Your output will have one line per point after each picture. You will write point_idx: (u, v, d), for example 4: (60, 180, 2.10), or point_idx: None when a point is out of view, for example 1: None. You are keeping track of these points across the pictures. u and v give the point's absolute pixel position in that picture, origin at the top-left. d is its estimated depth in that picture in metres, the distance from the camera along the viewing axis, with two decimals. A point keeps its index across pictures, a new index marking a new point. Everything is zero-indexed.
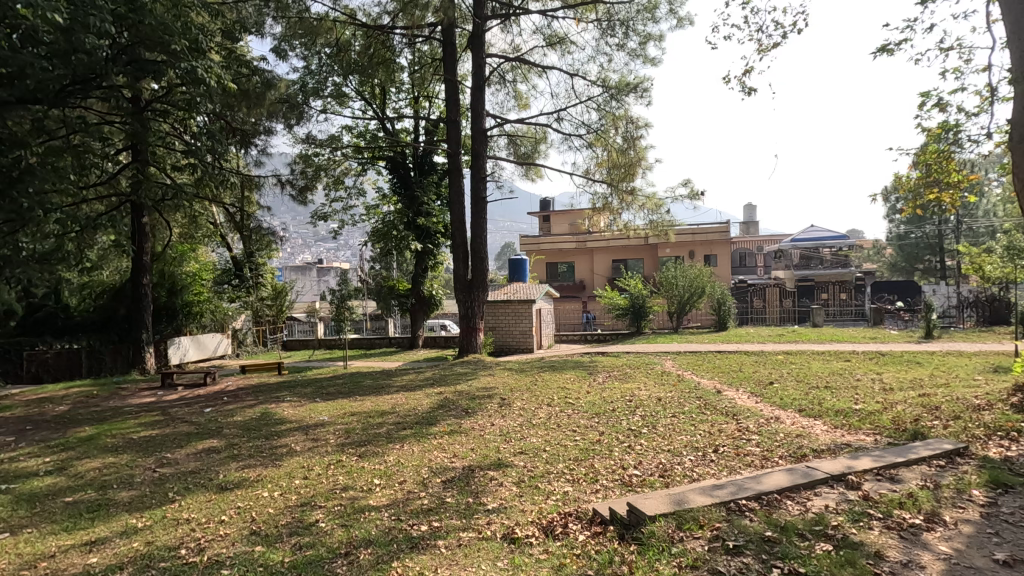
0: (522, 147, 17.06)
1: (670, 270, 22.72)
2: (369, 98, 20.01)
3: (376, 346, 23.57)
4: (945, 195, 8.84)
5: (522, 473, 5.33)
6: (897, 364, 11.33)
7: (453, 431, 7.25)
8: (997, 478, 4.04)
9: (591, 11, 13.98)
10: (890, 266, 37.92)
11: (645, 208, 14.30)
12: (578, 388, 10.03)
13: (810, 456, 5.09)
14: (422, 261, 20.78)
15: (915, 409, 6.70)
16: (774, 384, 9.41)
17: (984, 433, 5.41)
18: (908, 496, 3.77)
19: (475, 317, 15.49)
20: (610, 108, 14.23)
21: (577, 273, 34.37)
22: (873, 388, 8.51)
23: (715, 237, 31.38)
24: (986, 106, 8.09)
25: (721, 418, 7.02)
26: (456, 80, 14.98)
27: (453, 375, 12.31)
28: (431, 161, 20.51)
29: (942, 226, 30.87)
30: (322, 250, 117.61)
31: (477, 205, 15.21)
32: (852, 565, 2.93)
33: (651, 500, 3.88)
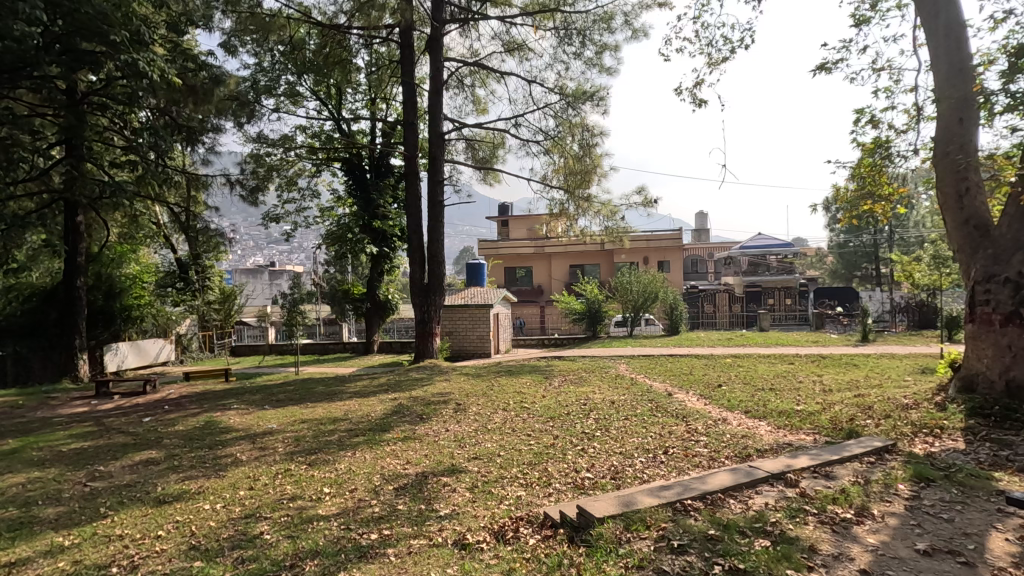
0: (480, 151, 17.06)
1: (625, 275, 23.20)
2: (325, 98, 19.63)
3: (329, 351, 23.00)
4: (878, 207, 9.38)
5: (476, 478, 5.31)
6: (836, 366, 11.94)
7: (407, 437, 7.16)
8: (921, 473, 4.30)
9: (548, 19, 14.14)
10: (831, 274, 39.94)
11: (600, 214, 14.54)
12: (534, 392, 10.09)
13: (754, 456, 5.28)
14: (377, 265, 20.47)
15: (850, 409, 7.06)
16: (723, 387, 9.73)
17: (911, 430, 5.76)
18: (841, 492, 3.97)
19: (431, 322, 15.35)
20: (567, 115, 14.45)
21: (536, 278, 34.63)
22: (814, 389, 8.91)
23: (669, 244, 32.27)
24: (914, 124, 8.64)
25: (672, 420, 7.20)
26: (413, 82, 14.85)
27: (409, 381, 12.15)
28: (388, 163, 20.21)
29: (877, 235, 32.81)
30: (275, 253, 114.19)
31: (434, 209, 15.08)
32: (788, 560, 3.07)
33: (601, 502, 3.93)
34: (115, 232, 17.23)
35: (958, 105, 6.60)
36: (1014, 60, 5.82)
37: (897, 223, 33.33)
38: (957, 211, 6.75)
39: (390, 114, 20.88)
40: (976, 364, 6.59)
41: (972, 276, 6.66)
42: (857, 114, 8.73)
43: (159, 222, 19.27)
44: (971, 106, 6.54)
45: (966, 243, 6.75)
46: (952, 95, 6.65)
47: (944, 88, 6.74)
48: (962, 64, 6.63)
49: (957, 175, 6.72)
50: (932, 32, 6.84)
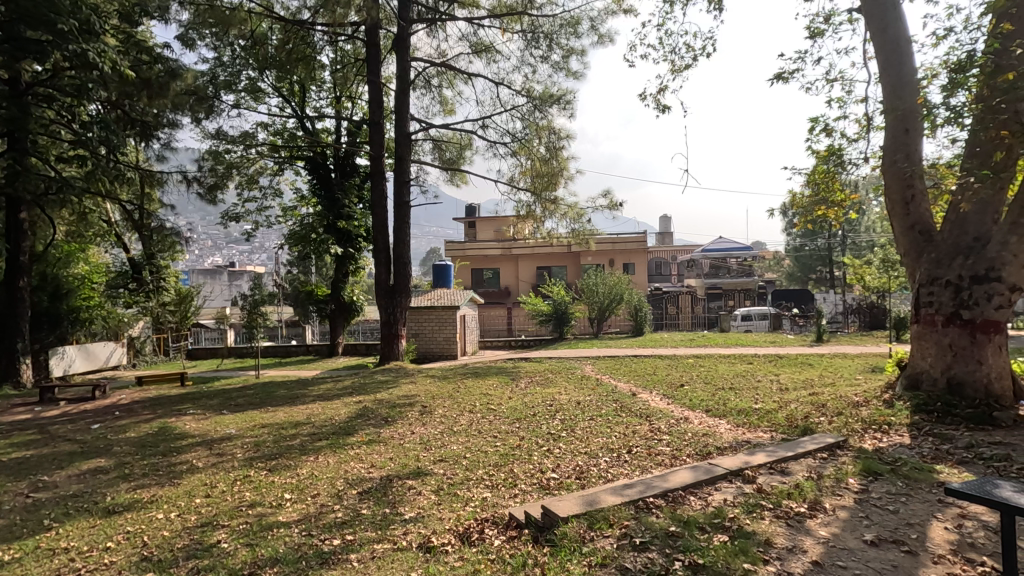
0: (447, 152, 16.99)
1: (591, 277, 23.46)
2: (288, 95, 19.19)
3: (291, 354, 22.46)
4: (832, 212, 9.75)
5: (442, 481, 5.28)
6: (792, 365, 12.38)
7: (372, 440, 7.06)
8: (870, 467, 4.50)
9: (516, 22, 14.22)
10: (788, 277, 41.40)
11: (567, 217, 14.67)
12: (500, 394, 10.08)
13: (714, 454, 5.42)
14: (342, 266, 20.12)
15: (805, 407, 7.33)
16: (686, 386, 9.95)
17: (861, 426, 6.02)
18: (795, 487, 4.11)
19: (397, 324, 15.18)
20: (534, 118, 14.55)
21: (503, 279, 34.69)
22: (771, 388, 9.20)
23: (634, 246, 32.77)
24: (865, 133, 9.02)
25: (636, 419, 7.33)
26: (379, 82, 14.69)
27: (375, 383, 11.98)
28: (354, 163, 19.86)
29: (831, 239, 34.19)
30: (235, 253, 110.99)
31: (400, 210, 14.91)
32: (745, 553, 3.16)
33: (565, 501, 3.96)
34: (61, 229, 16.50)
35: (904, 117, 6.94)
36: (954, 74, 6.16)
37: (849, 228, 34.77)
38: (903, 215, 7.08)
39: (355, 113, 20.58)
40: (919, 363, 6.91)
41: (916, 278, 7.00)
42: (811, 123, 9.07)
43: (110, 220, 18.60)
44: (916, 118, 6.88)
45: (912, 247, 7.09)
46: (899, 107, 6.99)
47: (892, 99, 7.07)
48: (906, 77, 6.98)
49: (904, 182, 7.04)
50: (880, 45, 7.17)
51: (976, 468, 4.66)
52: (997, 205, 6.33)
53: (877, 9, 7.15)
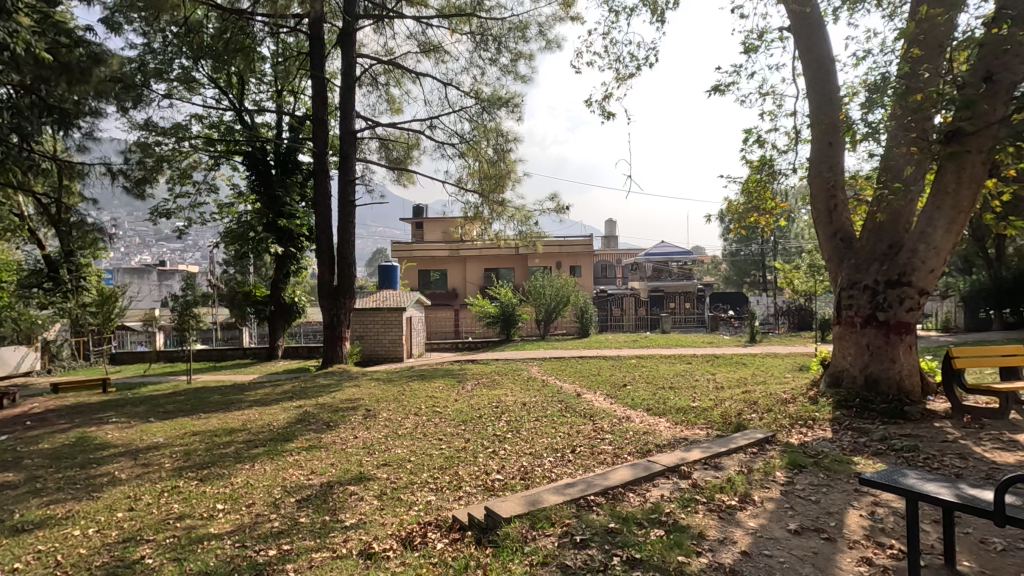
0: (394, 151, 16.74)
1: (539, 279, 23.67)
2: (225, 86, 18.36)
3: (227, 357, 21.42)
4: (763, 219, 10.28)
5: (384, 485, 5.18)
6: (728, 365, 12.96)
7: (312, 446, 6.85)
8: (795, 460, 4.77)
9: (464, 24, 14.20)
10: (725, 280, 43.38)
11: (514, 219, 14.75)
12: (446, 397, 10.01)
13: (653, 451, 5.59)
14: (282, 266, 19.46)
15: (739, 404, 7.69)
16: (628, 386, 10.23)
17: (789, 422, 6.37)
18: (728, 481, 4.31)
19: (340, 326, 14.79)
20: (482, 120, 14.56)
21: (450, 281, 34.49)
22: (708, 387, 9.61)
23: (581, 249, 33.35)
24: (793, 145, 9.57)
25: (580, 420, 7.45)
26: (323, 77, 14.29)
27: (316, 387, 11.61)
28: (296, 159, 19.19)
29: (764, 244, 36.11)
30: (166, 251, 105.04)
31: (345, 209, 14.55)
32: (679, 547, 3.28)
33: (508, 502, 3.98)
34: None
35: (828, 131, 7.41)
36: (872, 94, 6.64)
37: (780, 235, 36.77)
38: (827, 224, 7.57)
39: (298, 109, 19.92)
40: (841, 362, 7.37)
41: (838, 283, 7.48)
42: (745, 134, 9.59)
43: (22, 213, 17.24)
44: (838, 132, 7.37)
45: (834, 254, 7.57)
46: (823, 122, 7.46)
47: (818, 114, 7.54)
48: (830, 94, 7.47)
49: (828, 193, 7.52)
50: (808, 63, 7.63)
51: (889, 459, 5.03)
52: (907, 216, 6.86)
53: (804, 29, 7.62)
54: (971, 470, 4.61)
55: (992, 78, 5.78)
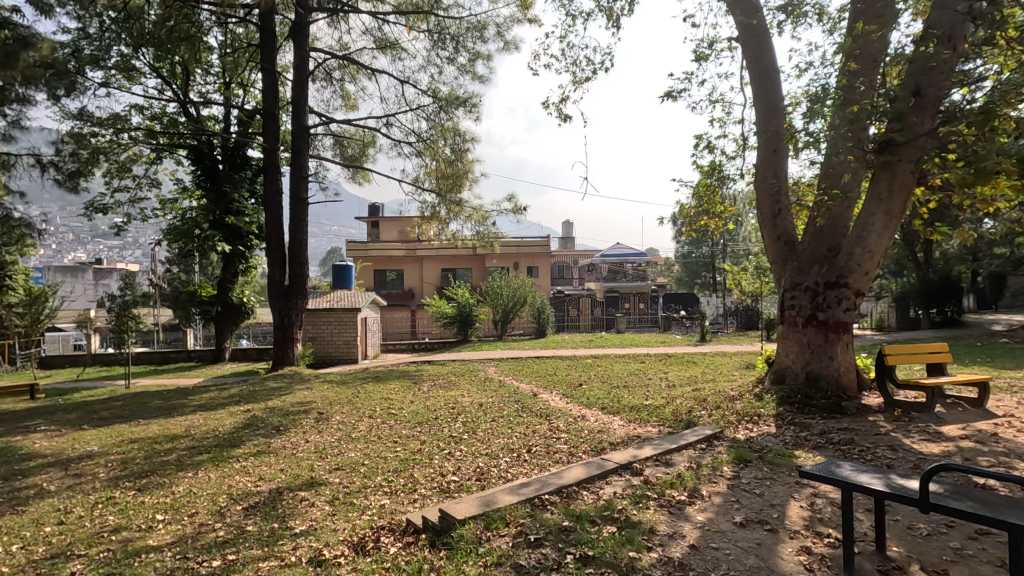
0: (349, 148, 16.39)
1: (496, 279, 23.66)
2: (168, 76, 17.53)
3: (169, 360, 20.44)
4: (712, 222, 10.66)
5: (337, 490, 5.06)
6: (679, 363, 13.32)
7: (260, 452, 6.61)
8: (741, 455, 4.96)
9: (422, 21, 14.06)
10: (677, 281, 44.67)
11: (471, 219, 14.71)
12: (402, 398, 9.88)
13: (607, 449, 5.68)
14: (230, 265, 18.73)
15: (689, 402, 7.92)
16: (583, 385, 10.36)
17: (736, 418, 6.61)
18: (677, 477, 4.43)
19: (292, 327, 14.33)
20: (439, 119, 14.45)
21: (406, 281, 34.05)
22: (660, 385, 9.86)
23: (538, 250, 33.57)
24: (741, 151, 9.93)
25: (536, 419, 7.50)
26: (274, 70, 13.86)
27: (265, 391, 11.22)
28: (245, 154, 18.50)
29: (714, 247, 37.40)
30: (103, 249, 99.26)
31: (297, 206, 14.14)
32: (630, 542, 3.35)
33: (462, 503, 3.96)
34: None
35: (772, 139, 7.74)
36: (813, 104, 6.97)
37: (729, 237, 38.16)
38: (772, 228, 7.89)
39: (247, 102, 19.24)
40: (784, 360, 7.69)
41: (782, 284, 7.81)
42: (696, 139, 9.87)
43: None
44: (782, 140, 7.71)
45: (778, 256, 7.91)
46: (768, 129, 7.77)
47: (764, 122, 7.85)
48: (775, 104, 7.79)
49: (772, 199, 7.85)
50: (754, 73, 7.93)
51: (827, 451, 5.30)
52: (845, 221, 7.23)
53: (752, 40, 7.92)
54: (900, 461, 4.90)
55: (920, 92, 6.16)
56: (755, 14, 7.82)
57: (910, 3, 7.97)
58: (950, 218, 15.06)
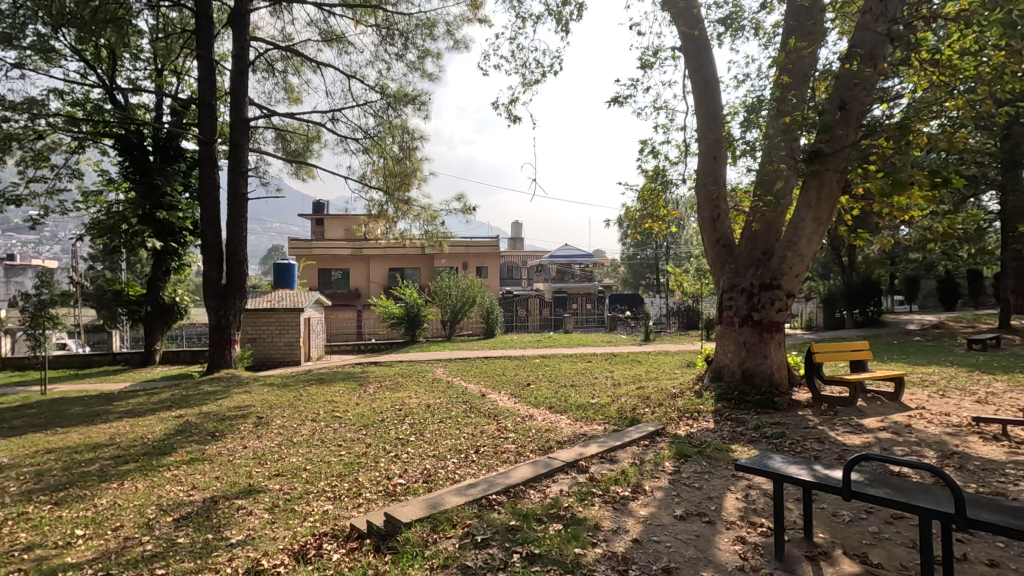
0: (292, 143, 15.83)
1: (444, 279, 23.47)
2: (92, 60, 16.38)
3: (91, 364, 19.10)
4: (657, 225, 10.97)
5: (277, 497, 4.88)
6: (624, 362, 13.64)
7: (194, 459, 6.28)
8: (681, 450, 5.13)
9: (370, 16, 13.79)
10: (623, 282, 45.84)
11: (420, 218, 14.53)
12: (347, 401, 9.63)
13: (555, 448, 5.75)
14: (161, 262, 17.69)
15: (633, 400, 8.13)
16: (531, 385, 10.44)
17: (677, 415, 6.84)
18: (622, 473, 4.54)
19: (229, 328, 13.69)
20: (387, 116, 14.20)
21: (352, 280, 33.26)
22: (606, 384, 10.06)
23: (487, 251, 33.60)
24: (683, 158, 10.27)
25: (484, 420, 7.49)
26: (211, 58, 13.21)
27: (199, 395, 10.66)
28: (178, 146, 17.51)
29: (657, 249, 38.60)
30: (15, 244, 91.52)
31: (236, 202, 13.54)
32: (576, 539, 3.40)
33: (408, 506, 3.91)
34: None
35: (712, 146, 8.05)
36: (749, 115, 7.32)
37: (672, 240, 39.50)
38: (711, 232, 8.22)
39: (182, 91, 18.24)
40: (722, 358, 8.01)
41: (720, 286, 8.14)
42: (641, 145, 10.11)
43: None
44: (721, 148, 8.04)
45: (717, 259, 8.24)
46: (708, 137, 8.09)
47: (705, 129, 8.16)
48: (715, 112, 8.12)
49: (712, 204, 8.18)
50: (696, 82, 8.23)
51: (760, 445, 5.56)
52: (778, 226, 7.62)
53: (694, 50, 8.21)
54: (827, 452, 5.21)
55: (846, 105, 6.57)
56: (697, 25, 8.12)
57: (837, 23, 8.50)
58: (871, 225, 16.15)
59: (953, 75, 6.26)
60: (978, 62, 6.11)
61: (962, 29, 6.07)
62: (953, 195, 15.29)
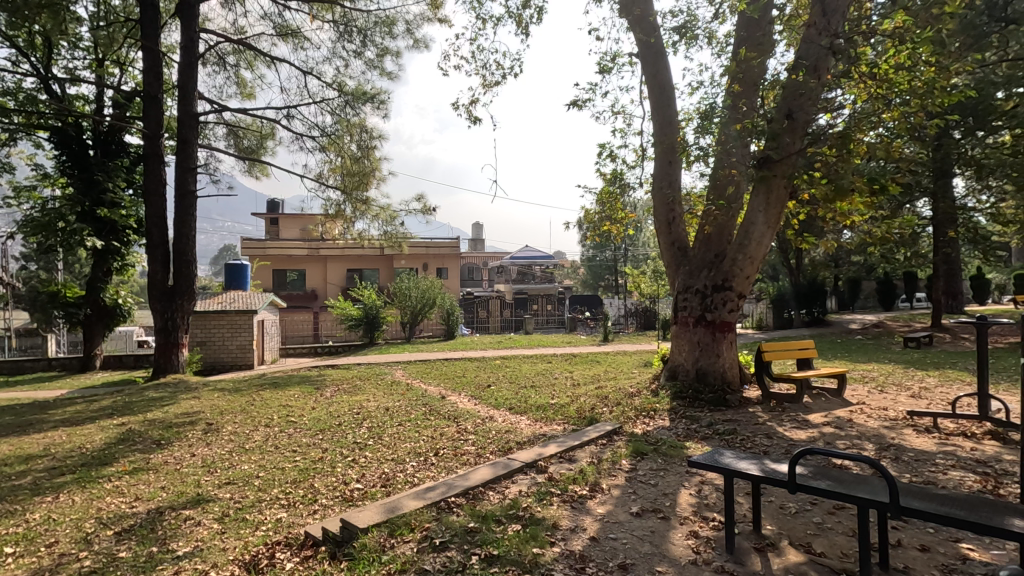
0: (245, 139, 15.33)
1: (404, 280, 23.15)
2: (25, 47, 15.41)
3: (23, 371, 17.93)
4: (614, 227, 11.16)
5: (227, 506, 4.70)
6: (584, 363, 13.82)
7: (137, 469, 5.99)
8: (638, 448, 5.24)
9: (327, 11, 13.51)
10: (583, 284, 46.48)
11: (378, 219, 14.31)
12: (302, 405, 9.38)
13: (514, 449, 5.77)
14: (102, 262, 16.78)
15: (592, 399, 8.25)
16: (491, 387, 10.43)
17: (634, 414, 6.97)
18: (579, 473, 4.60)
19: (177, 331, 13.11)
20: (345, 114, 13.93)
21: (309, 281, 32.46)
22: (566, 384, 10.17)
23: (447, 252, 33.42)
24: (640, 162, 10.48)
25: (444, 422, 7.43)
26: (156, 49, 12.63)
27: (143, 401, 10.18)
28: (121, 140, 16.64)
29: (616, 252, 39.26)
30: None
31: (184, 199, 12.99)
32: (534, 539, 3.42)
33: (364, 511, 3.83)
34: None
35: (668, 151, 8.26)
36: (703, 122, 7.55)
37: (630, 242, 40.28)
38: (667, 234, 8.43)
39: (125, 82, 17.35)
40: (677, 358, 8.21)
41: (675, 286, 8.35)
42: (600, 148, 10.28)
43: None
44: (676, 153, 8.26)
45: (672, 260, 8.45)
46: (663, 142, 8.30)
47: (660, 135, 8.35)
48: (670, 118, 8.33)
49: (667, 207, 8.40)
50: (652, 88, 8.43)
51: (713, 441, 5.75)
52: (729, 229, 7.87)
53: (650, 57, 8.41)
54: (775, 447, 5.43)
55: (792, 114, 6.84)
56: (653, 33, 8.33)
57: (785, 36, 8.88)
58: (817, 229, 16.90)
59: (890, 89, 6.62)
60: (912, 76, 6.48)
61: (897, 45, 6.43)
62: (891, 201, 16.19)
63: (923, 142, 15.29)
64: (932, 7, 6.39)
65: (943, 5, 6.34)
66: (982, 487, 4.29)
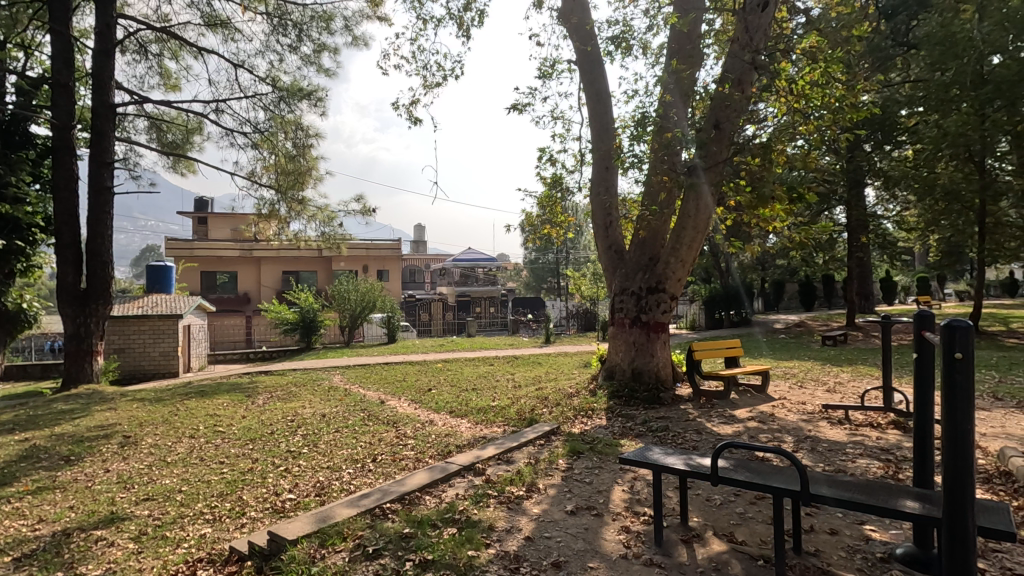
0: (168, 134, 14.47)
1: (342, 283, 22.47)
2: None
3: None
4: (554, 231, 11.30)
5: (144, 524, 4.41)
6: (526, 365, 13.93)
7: (42, 488, 5.50)
8: (574, 448, 5.33)
9: (260, 3, 12.93)
10: (525, 286, 47.01)
11: (316, 219, 13.85)
12: (232, 414, 8.95)
13: (454, 452, 5.75)
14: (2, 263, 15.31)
15: (532, 400, 8.34)
16: (432, 390, 10.33)
17: (572, 413, 7.11)
18: (517, 473, 4.64)
19: (91, 337, 12.14)
20: (279, 110, 13.39)
21: (241, 284, 31.00)
22: (507, 386, 10.22)
23: (388, 254, 32.85)
24: (579, 167, 10.67)
25: (383, 427, 7.30)
26: (67, 33, 11.71)
27: (50, 415, 9.37)
28: (26, 130, 15.25)
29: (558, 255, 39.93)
30: None
31: (99, 195, 12.06)
32: (470, 541, 3.42)
33: (295, 522, 3.71)
34: None
35: (604, 156, 8.49)
36: (638, 130, 7.81)
37: (571, 245, 41.07)
38: (604, 238, 8.67)
39: (30, 68, 15.94)
40: (614, 358, 8.41)
41: (612, 288, 8.57)
42: (539, 152, 10.41)
43: None
44: (612, 159, 8.50)
45: (609, 263, 8.67)
46: (600, 148, 8.52)
47: (597, 141, 8.57)
48: (606, 125, 8.57)
49: (605, 212, 8.65)
50: (590, 95, 8.62)
51: (646, 438, 5.94)
52: (662, 233, 8.15)
53: (588, 65, 8.61)
54: (703, 442, 5.69)
55: (720, 125, 7.18)
56: (589, 42, 8.58)
57: (714, 49, 9.32)
58: (744, 234, 17.85)
59: (806, 103, 7.10)
60: (826, 93, 6.97)
61: (813, 64, 6.91)
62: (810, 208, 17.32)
63: (837, 154, 16.47)
64: (842, 30, 6.91)
65: (852, 29, 6.87)
66: (885, 472, 4.67)
